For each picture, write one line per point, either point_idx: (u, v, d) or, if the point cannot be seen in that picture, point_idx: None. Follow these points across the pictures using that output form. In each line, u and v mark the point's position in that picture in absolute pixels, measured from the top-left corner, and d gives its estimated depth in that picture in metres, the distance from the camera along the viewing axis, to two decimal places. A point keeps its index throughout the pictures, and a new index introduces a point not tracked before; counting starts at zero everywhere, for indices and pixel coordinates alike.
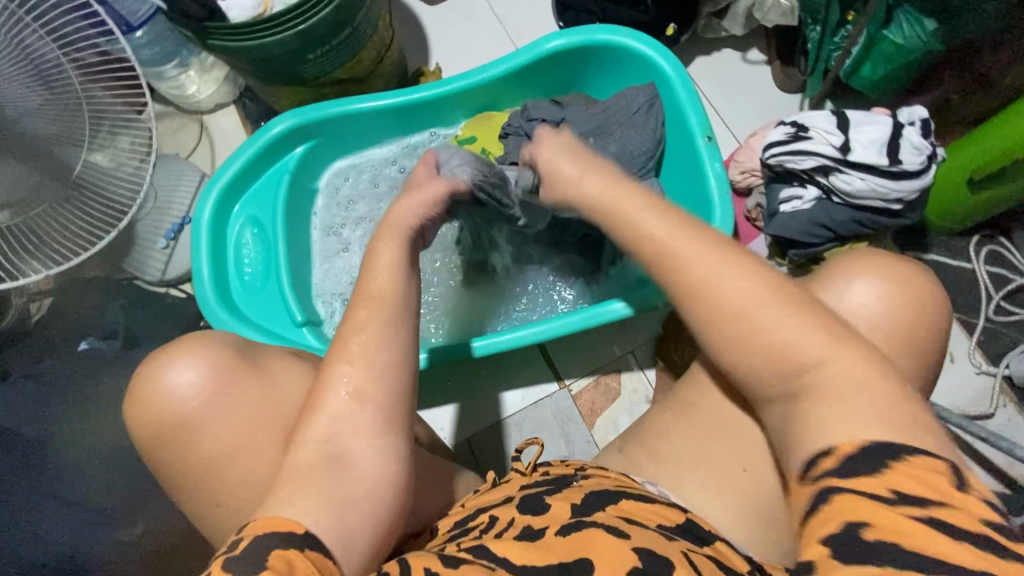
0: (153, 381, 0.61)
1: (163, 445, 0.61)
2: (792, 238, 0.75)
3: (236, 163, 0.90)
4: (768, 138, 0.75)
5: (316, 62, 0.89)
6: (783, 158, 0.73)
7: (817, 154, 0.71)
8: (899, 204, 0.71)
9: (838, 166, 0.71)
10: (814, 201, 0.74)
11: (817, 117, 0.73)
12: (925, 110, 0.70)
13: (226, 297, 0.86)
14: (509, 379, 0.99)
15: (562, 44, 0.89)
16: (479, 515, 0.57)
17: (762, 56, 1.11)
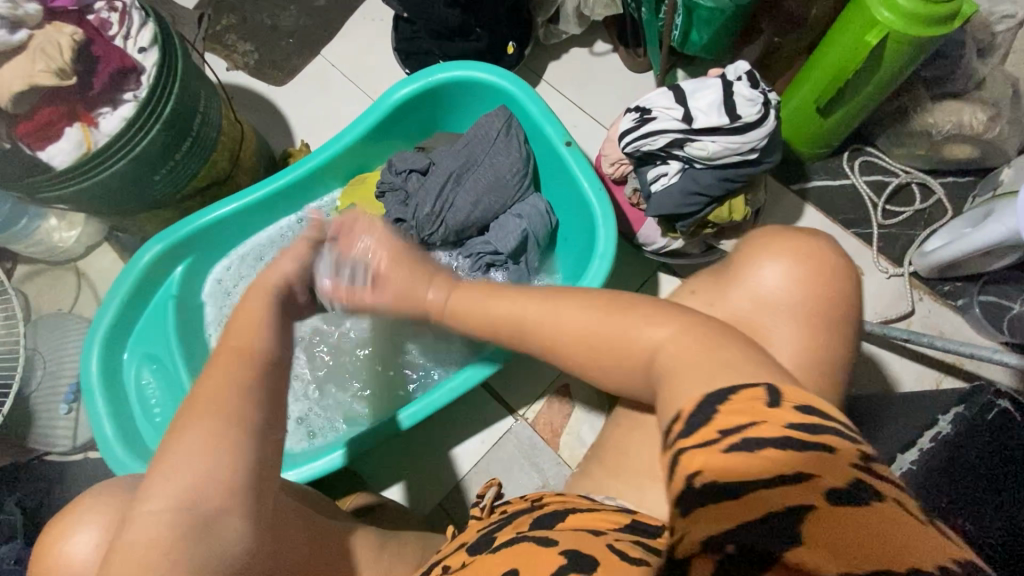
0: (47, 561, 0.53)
1: None
2: (671, 213, 0.77)
3: (112, 307, 0.85)
4: (620, 128, 0.78)
5: (167, 181, 0.86)
6: (637, 143, 0.75)
7: (666, 130, 0.73)
8: (754, 153, 0.74)
9: (688, 136, 0.73)
10: (680, 173, 0.76)
11: (656, 96, 0.76)
12: (746, 63, 0.74)
13: (140, 447, 0.81)
14: (466, 428, 0.97)
15: (407, 93, 0.90)
16: (434, 567, 0.55)
17: (607, 46, 1.15)
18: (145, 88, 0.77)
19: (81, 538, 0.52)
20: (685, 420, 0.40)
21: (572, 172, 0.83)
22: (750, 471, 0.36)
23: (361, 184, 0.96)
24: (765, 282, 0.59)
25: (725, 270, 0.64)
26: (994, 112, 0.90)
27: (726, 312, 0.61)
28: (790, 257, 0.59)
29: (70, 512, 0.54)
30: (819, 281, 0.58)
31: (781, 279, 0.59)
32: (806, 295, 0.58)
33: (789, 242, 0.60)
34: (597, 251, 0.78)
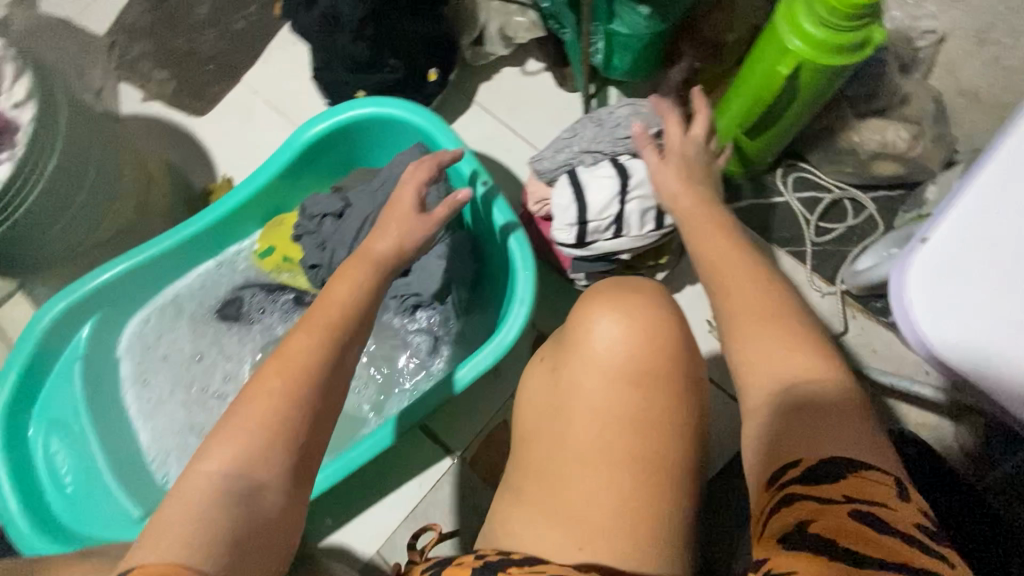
0: None
1: None
2: (629, 246, 0.73)
3: (12, 371, 0.80)
4: (561, 238, 0.73)
5: (62, 236, 0.81)
6: (585, 237, 0.72)
7: (604, 200, 0.70)
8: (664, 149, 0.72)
9: (623, 188, 0.70)
10: (617, 215, 0.71)
11: (563, 185, 0.73)
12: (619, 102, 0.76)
13: (45, 520, 0.76)
14: (402, 473, 0.95)
15: (319, 132, 0.87)
16: None
17: (538, 65, 1.12)
18: (22, 146, 0.71)
19: None
20: (801, 469, 0.41)
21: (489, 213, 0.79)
22: (829, 494, 0.39)
23: (279, 226, 0.91)
24: (601, 342, 0.52)
25: (564, 336, 0.56)
26: (917, 131, 0.89)
27: (565, 380, 0.53)
28: (626, 320, 0.52)
29: None
30: (659, 342, 0.51)
31: (615, 340, 0.51)
32: (633, 364, 0.51)
33: (625, 297, 0.54)
34: (516, 296, 0.76)
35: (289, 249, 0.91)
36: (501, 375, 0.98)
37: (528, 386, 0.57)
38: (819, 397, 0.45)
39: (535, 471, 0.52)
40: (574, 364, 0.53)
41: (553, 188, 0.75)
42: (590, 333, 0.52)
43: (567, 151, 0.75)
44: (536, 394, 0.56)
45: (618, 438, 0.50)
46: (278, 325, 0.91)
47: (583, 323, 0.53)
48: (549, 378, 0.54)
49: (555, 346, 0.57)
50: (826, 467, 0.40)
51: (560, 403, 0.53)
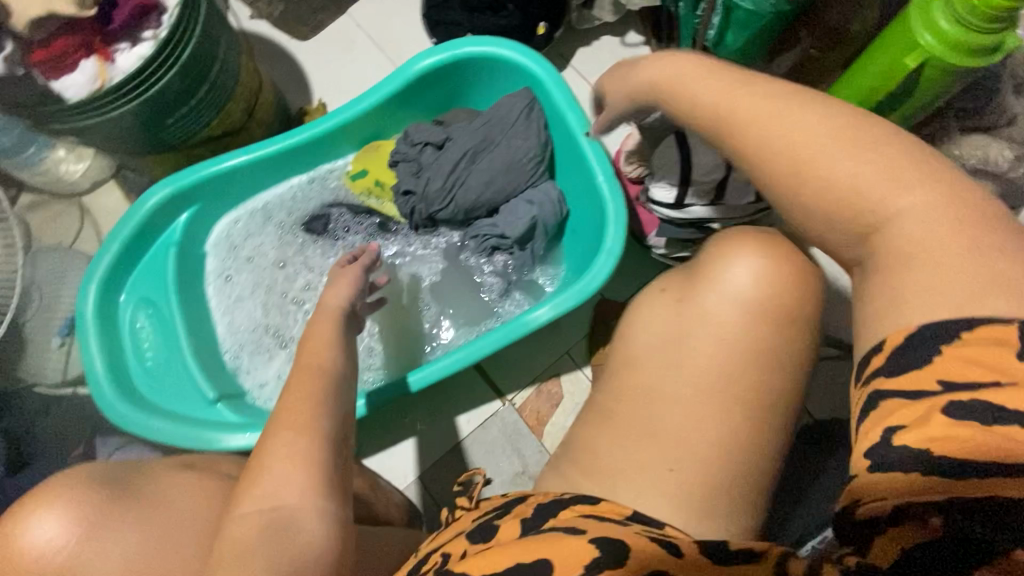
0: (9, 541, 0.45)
1: None
2: (724, 216, 0.75)
3: (116, 244, 0.84)
4: (657, 197, 0.75)
5: (179, 125, 0.84)
6: (683, 200, 0.74)
7: (711, 166, 0.72)
8: None
9: (732, 158, 0.71)
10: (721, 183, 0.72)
11: (670, 146, 0.74)
12: None
13: (127, 387, 0.80)
14: (452, 407, 0.98)
15: (431, 64, 0.88)
16: (432, 557, 0.55)
17: (639, 38, 1.13)
18: (164, 28, 0.75)
19: (49, 521, 0.45)
20: (886, 355, 0.38)
21: (588, 164, 0.80)
22: (937, 427, 0.35)
23: (375, 152, 0.94)
24: (734, 281, 0.54)
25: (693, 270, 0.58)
26: (1020, 152, 0.89)
27: (692, 308, 0.55)
28: (766, 262, 0.53)
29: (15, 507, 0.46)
30: (793, 288, 0.53)
31: (751, 278, 0.53)
32: (765, 303, 0.52)
33: (766, 242, 0.55)
34: (604, 246, 0.75)
35: (382, 175, 0.94)
36: (560, 329, 1.00)
37: (640, 311, 0.59)
38: (909, 235, 0.39)
39: (636, 391, 0.55)
40: (704, 294, 0.55)
41: (658, 147, 0.77)
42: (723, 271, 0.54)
43: (680, 115, 0.76)
44: (650, 322, 0.58)
45: (738, 370, 0.52)
46: (360, 247, 0.94)
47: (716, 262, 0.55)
48: (671, 309, 0.57)
49: (681, 279, 0.59)
50: (919, 345, 0.37)
51: (679, 338, 0.55)
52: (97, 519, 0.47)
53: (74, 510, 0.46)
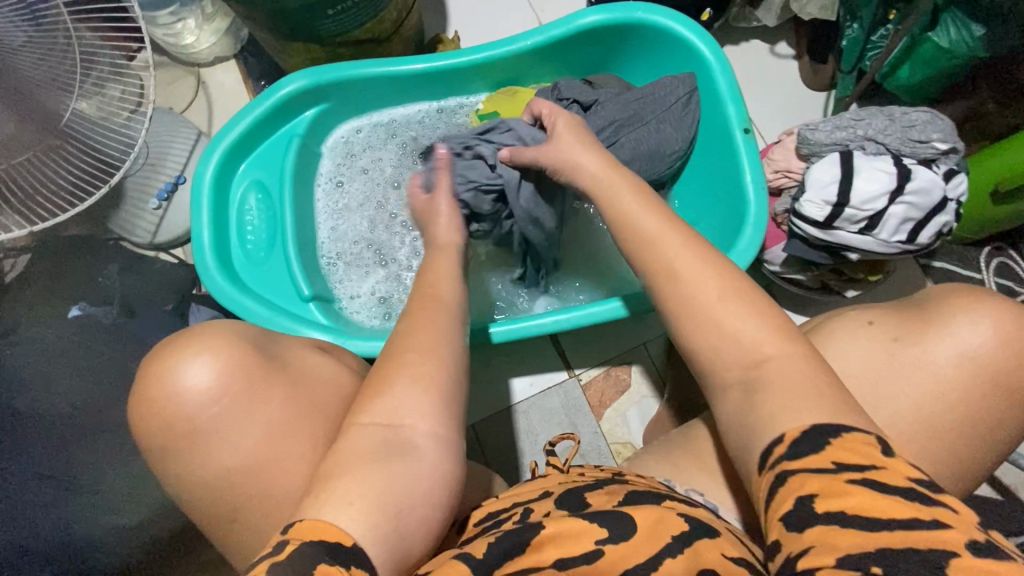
0: (162, 380, 0.52)
1: (164, 458, 0.53)
2: (873, 251, 0.72)
3: (244, 121, 0.84)
4: (807, 212, 0.72)
5: (336, 19, 0.82)
6: (835, 222, 0.71)
7: (875, 193, 0.69)
8: (952, 176, 0.70)
9: (897, 191, 0.69)
10: (879, 213, 0.69)
11: (831, 162, 0.72)
12: (925, 108, 0.73)
13: (227, 264, 0.81)
14: (518, 367, 0.97)
15: (599, 21, 0.83)
16: (513, 507, 0.57)
17: (790, 50, 1.09)
18: None
19: (202, 363, 0.53)
20: (786, 445, 0.43)
21: (738, 162, 0.78)
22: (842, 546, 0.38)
23: (512, 96, 0.91)
24: (961, 338, 0.55)
25: (913, 310, 0.59)
26: None
27: (908, 358, 0.57)
28: (996, 322, 0.54)
29: (176, 347, 0.54)
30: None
31: (980, 339, 0.55)
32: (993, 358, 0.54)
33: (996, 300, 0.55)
34: (737, 246, 0.73)
35: (512, 121, 0.91)
36: (642, 320, 0.98)
37: (838, 334, 0.60)
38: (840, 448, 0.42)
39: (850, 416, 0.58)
40: (921, 343, 0.57)
41: (814, 162, 0.75)
42: (951, 325, 0.55)
43: (849, 135, 0.73)
44: (851, 349, 0.59)
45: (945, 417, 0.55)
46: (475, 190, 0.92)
47: (941, 315, 0.56)
48: (884, 346, 0.58)
49: (889, 316, 0.60)
50: (809, 441, 0.42)
51: (881, 377, 0.57)
52: (243, 379, 0.54)
53: (221, 361, 0.54)
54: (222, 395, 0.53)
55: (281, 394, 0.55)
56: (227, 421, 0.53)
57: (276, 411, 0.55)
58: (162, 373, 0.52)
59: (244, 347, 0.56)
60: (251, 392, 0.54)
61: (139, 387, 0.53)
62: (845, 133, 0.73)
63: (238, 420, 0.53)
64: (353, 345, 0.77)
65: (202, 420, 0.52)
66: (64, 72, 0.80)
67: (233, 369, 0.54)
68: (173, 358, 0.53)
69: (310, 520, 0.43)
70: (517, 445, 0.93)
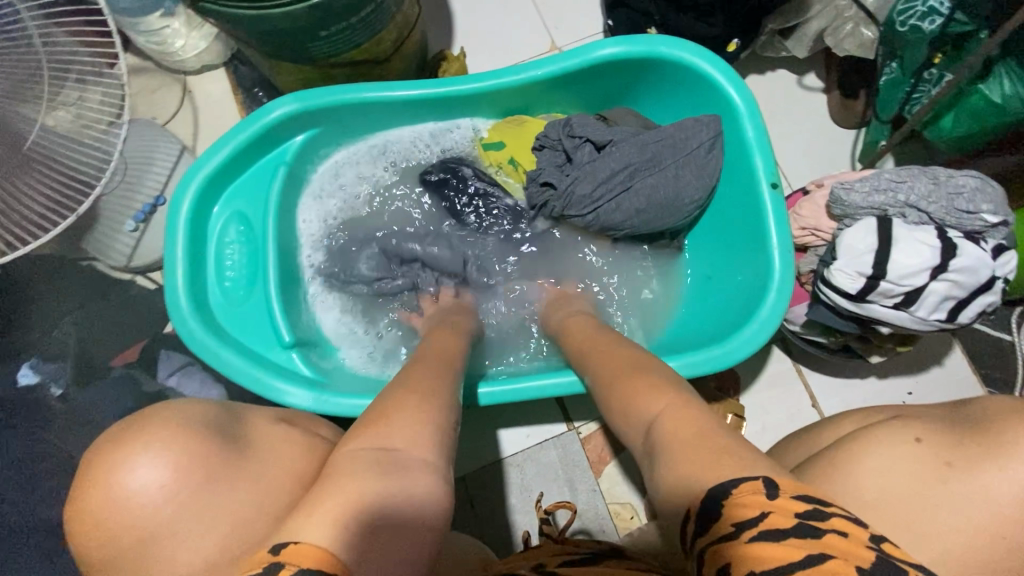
0: (103, 486, 0.44)
1: (105, 571, 0.45)
2: (909, 328, 0.66)
3: (226, 148, 0.77)
4: (836, 281, 0.66)
5: (330, 41, 0.75)
6: (868, 296, 0.65)
7: (915, 268, 0.62)
8: (1001, 253, 0.63)
9: (939, 267, 0.62)
10: (919, 290, 0.63)
11: (866, 228, 0.65)
12: (976, 173, 0.66)
13: (202, 305, 0.74)
14: (513, 417, 0.91)
15: (618, 53, 0.76)
16: None
17: (820, 83, 1.02)
18: None
19: (153, 462, 0.45)
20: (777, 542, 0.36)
21: (764, 219, 0.71)
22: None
23: (519, 128, 0.84)
24: (1020, 469, 0.49)
25: (965, 430, 0.54)
26: None
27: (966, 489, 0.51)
28: None
29: (119, 444, 0.45)
30: None
31: None
32: None
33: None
34: (758, 315, 0.67)
35: (519, 156, 0.84)
36: None
37: (877, 448, 0.55)
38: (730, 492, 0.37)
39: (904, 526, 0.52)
40: (979, 471, 0.51)
41: (847, 225, 0.68)
42: (1011, 453, 0.50)
43: (888, 200, 0.67)
44: (890, 465, 0.54)
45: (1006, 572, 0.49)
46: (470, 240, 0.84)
47: (1001, 436, 0.51)
48: (931, 470, 0.52)
49: (937, 435, 0.55)
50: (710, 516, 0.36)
51: (922, 505, 0.51)
52: (203, 474, 0.46)
53: (178, 458, 0.46)
54: (179, 495, 0.45)
55: (244, 485, 0.49)
56: (182, 526, 0.45)
57: (240, 508, 0.47)
58: (103, 475, 0.44)
59: (203, 434, 0.48)
60: (211, 490, 0.46)
61: (78, 490, 0.44)
62: (884, 198, 0.67)
63: (197, 525, 0.45)
64: (335, 403, 0.71)
65: (152, 527, 0.44)
66: (32, 87, 0.73)
67: (191, 465, 0.46)
68: (117, 455, 0.44)
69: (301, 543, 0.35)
70: (509, 502, 0.88)
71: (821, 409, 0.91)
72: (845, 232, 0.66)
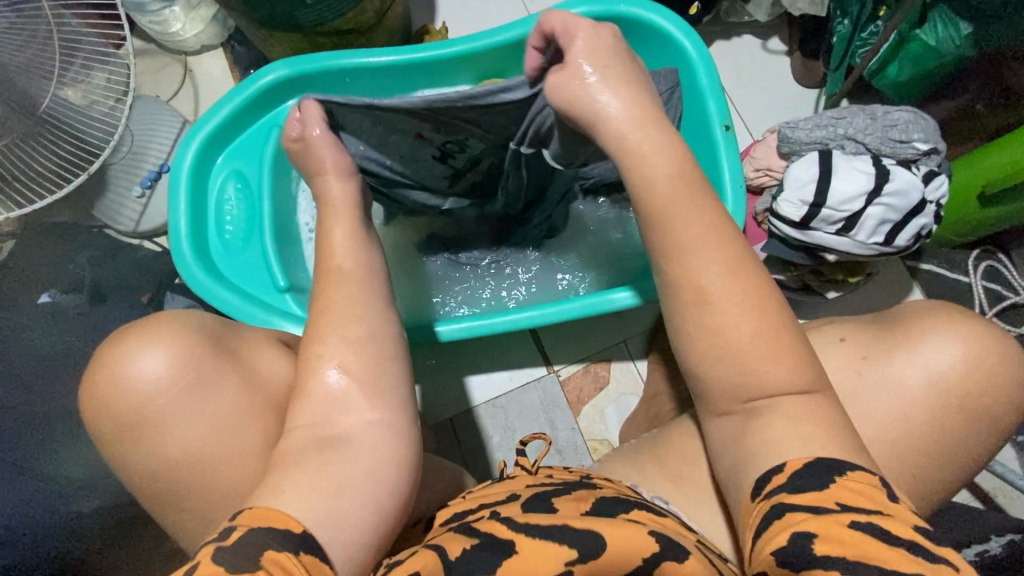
0: (114, 370, 0.54)
1: (123, 445, 0.54)
2: (853, 254, 0.71)
3: (223, 110, 0.83)
4: (781, 211, 0.71)
5: (316, 9, 0.81)
6: (811, 224, 0.70)
7: (854, 194, 0.68)
8: (934, 178, 0.69)
9: (875, 193, 0.68)
10: (855, 215, 0.68)
11: (806, 161, 0.71)
12: (910, 107, 0.71)
13: (204, 254, 0.81)
14: (497, 361, 0.97)
15: (582, 13, 0.82)
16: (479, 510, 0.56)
17: (782, 46, 1.07)
18: None
19: (154, 353, 0.55)
20: (785, 476, 0.44)
21: (717, 160, 0.77)
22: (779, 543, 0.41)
23: None
24: (928, 358, 0.55)
25: (883, 327, 0.58)
26: None
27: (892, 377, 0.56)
28: (962, 345, 0.54)
29: (127, 338, 0.55)
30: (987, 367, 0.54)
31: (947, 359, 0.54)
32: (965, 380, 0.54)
33: (961, 321, 0.55)
34: None
35: None
36: (623, 317, 0.98)
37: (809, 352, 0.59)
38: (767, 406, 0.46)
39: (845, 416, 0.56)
40: (896, 359, 0.56)
41: (792, 162, 0.74)
42: (920, 346, 0.55)
43: (828, 137, 0.72)
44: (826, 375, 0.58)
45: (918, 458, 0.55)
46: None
47: (911, 334, 0.56)
48: (854, 365, 0.57)
49: (863, 333, 0.59)
50: (808, 475, 0.43)
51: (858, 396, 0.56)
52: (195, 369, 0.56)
53: (174, 352, 0.55)
54: (173, 383, 0.55)
55: (234, 382, 0.57)
56: (176, 408, 0.54)
57: (229, 399, 0.56)
58: (114, 362, 0.54)
59: (197, 338, 0.57)
60: (202, 380, 0.55)
61: (91, 377, 0.55)
62: (824, 136, 0.72)
63: (188, 407, 0.55)
64: None
65: (152, 406, 0.54)
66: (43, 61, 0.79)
67: (184, 359, 0.55)
68: (126, 346, 0.55)
69: (255, 508, 0.43)
70: (495, 441, 0.94)
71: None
72: (792, 168, 0.72)
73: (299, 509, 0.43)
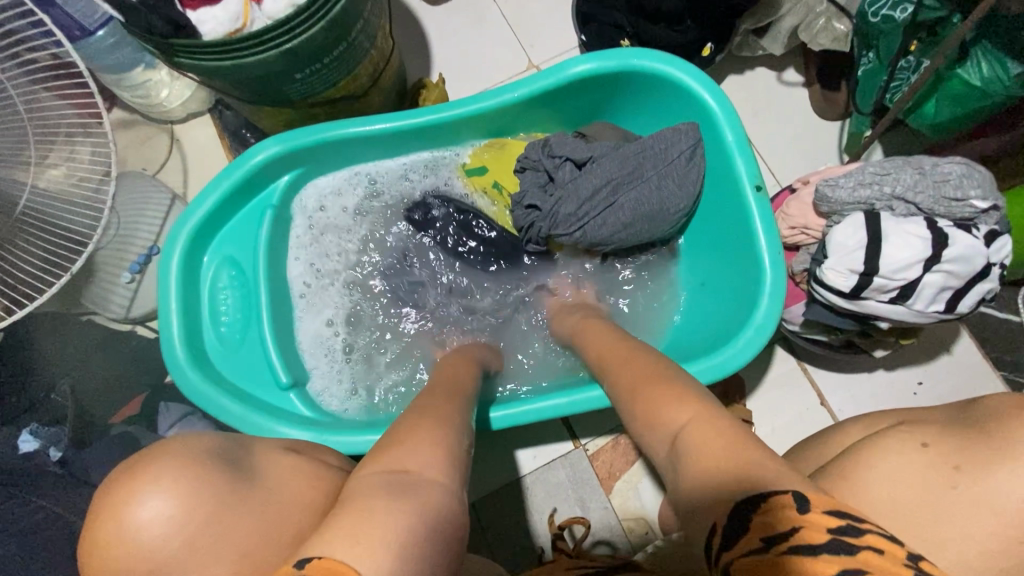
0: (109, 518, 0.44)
1: None
2: (909, 323, 0.65)
3: (212, 195, 0.78)
4: (826, 278, 0.65)
5: (305, 82, 0.76)
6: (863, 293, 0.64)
7: (911, 262, 0.61)
8: (997, 238, 0.62)
9: (933, 260, 0.61)
10: (911, 283, 0.62)
11: (851, 224, 0.64)
12: (962, 158, 0.65)
13: (199, 353, 0.75)
14: (519, 436, 0.90)
15: (592, 69, 0.76)
16: None
17: (800, 78, 1.01)
18: None
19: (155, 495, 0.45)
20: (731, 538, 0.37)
21: (750, 224, 0.70)
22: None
23: (501, 151, 0.85)
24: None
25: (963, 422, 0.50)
26: None
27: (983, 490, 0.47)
28: None
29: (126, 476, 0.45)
30: None
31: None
32: None
33: None
34: (752, 321, 0.66)
35: (502, 177, 0.85)
36: None
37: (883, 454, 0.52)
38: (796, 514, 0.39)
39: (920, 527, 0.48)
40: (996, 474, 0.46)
41: (835, 224, 0.67)
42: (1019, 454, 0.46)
43: (875, 199, 0.66)
44: (898, 474, 0.50)
45: None
46: (464, 273, 0.86)
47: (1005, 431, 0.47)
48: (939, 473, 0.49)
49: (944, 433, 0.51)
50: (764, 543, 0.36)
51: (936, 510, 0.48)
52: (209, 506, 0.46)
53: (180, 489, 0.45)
54: (180, 526, 0.45)
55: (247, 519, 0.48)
56: (185, 566, 0.44)
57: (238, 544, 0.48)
58: (111, 512, 0.44)
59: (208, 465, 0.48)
60: (213, 529, 0.46)
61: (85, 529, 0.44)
62: (871, 197, 0.66)
63: (208, 557, 0.45)
64: (335, 440, 0.71)
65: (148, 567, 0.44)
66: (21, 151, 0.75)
67: (190, 497, 0.45)
68: (120, 495, 0.44)
69: (323, 557, 0.34)
70: (521, 524, 0.87)
71: (830, 405, 0.90)
72: (835, 231, 0.65)
73: (362, 566, 0.34)
